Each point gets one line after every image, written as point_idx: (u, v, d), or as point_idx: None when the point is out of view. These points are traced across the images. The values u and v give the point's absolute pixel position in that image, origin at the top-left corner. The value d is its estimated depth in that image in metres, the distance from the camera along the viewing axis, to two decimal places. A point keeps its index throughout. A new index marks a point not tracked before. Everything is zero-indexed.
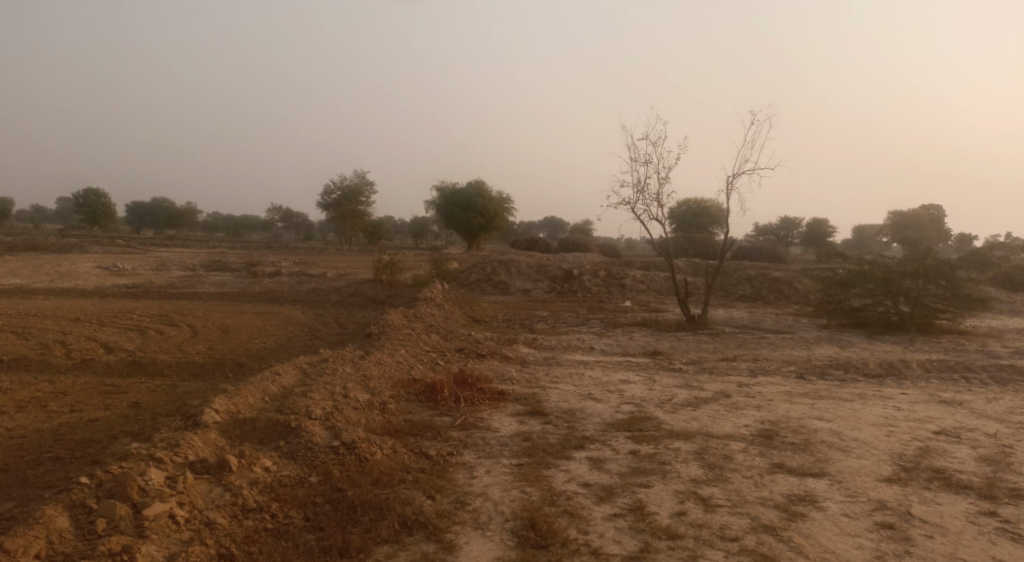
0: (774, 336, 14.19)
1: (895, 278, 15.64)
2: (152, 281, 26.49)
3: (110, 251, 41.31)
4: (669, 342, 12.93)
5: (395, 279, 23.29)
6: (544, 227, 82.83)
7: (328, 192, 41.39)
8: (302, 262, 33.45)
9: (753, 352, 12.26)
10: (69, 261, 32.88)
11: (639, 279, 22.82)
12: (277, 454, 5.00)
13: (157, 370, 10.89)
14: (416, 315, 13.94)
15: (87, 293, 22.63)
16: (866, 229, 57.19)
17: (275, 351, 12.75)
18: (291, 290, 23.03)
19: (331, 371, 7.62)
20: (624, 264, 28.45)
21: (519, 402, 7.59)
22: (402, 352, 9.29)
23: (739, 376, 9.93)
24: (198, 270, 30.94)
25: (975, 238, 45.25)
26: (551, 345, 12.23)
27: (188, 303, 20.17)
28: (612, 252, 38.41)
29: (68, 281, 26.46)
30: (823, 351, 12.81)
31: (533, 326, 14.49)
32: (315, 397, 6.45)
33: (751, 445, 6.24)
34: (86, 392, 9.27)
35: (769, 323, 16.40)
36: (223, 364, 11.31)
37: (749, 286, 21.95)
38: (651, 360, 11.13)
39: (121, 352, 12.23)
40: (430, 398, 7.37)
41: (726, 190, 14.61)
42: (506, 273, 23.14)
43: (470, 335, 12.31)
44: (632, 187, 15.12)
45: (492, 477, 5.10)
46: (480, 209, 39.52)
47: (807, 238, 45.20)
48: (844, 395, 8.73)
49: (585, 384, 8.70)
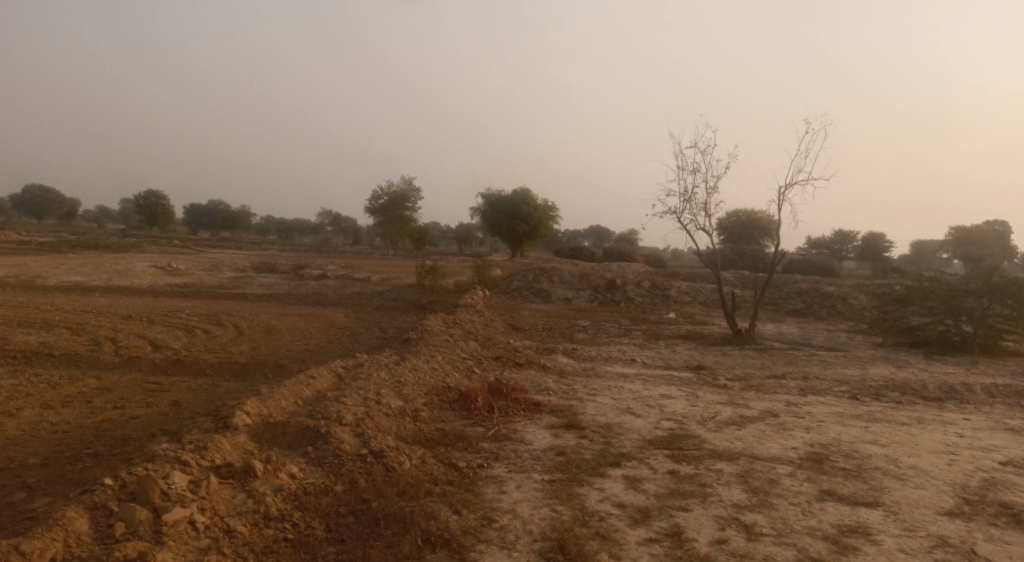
0: (826, 354, 13.62)
1: (957, 296, 14.87)
2: (203, 281, 27.15)
3: (165, 251, 42.65)
4: (713, 357, 12.52)
5: (438, 284, 23.32)
6: (589, 236, 82.23)
7: (375, 197, 41.87)
8: (348, 266, 33.88)
9: (803, 369, 11.76)
10: (126, 260, 34.01)
11: (685, 290, 22.32)
12: (305, 460, 4.91)
13: (200, 369, 11.03)
14: (455, 321, 13.86)
15: (141, 292, 23.30)
16: (925, 244, 55.01)
17: (315, 354, 12.82)
18: (335, 293, 23.28)
19: (365, 376, 7.54)
20: (670, 275, 27.93)
21: (555, 415, 7.38)
22: (438, 359, 9.19)
23: (787, 395, 9.50)
24: (247, 272, 31.62)
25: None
26: (591, 356, 11.96)
27: (235, 304, 20.56)
28: (658, 262, 37.81)
29: (124, 279, 27.33)
30: (878, 370, 12.21)
31: (574, 336, 14.25)
32: (347, 402, 6.37)
33: (798, 470, 5.89)
34: (130, 389, 9.43)
35: (821, 340, 15.78)
36: (263, 366, 11.41)
37: (800, 301, 21.23)
38: (695, 375, 10.76)
39: (166, 351, 12.47)
40: (464, 407, 7.23)
41: (777, 201, 14.14)
42: (549, 282, 22.94)
43: (508, 344, 12.14)
44: (679, 196, 14.77)
45: (523, 494, 4.91)
46: (525, 216, 39.42)
47: (862, 253, 43.70)
48: (900, 418, 8.24)
49: (624, 398, 8.43)
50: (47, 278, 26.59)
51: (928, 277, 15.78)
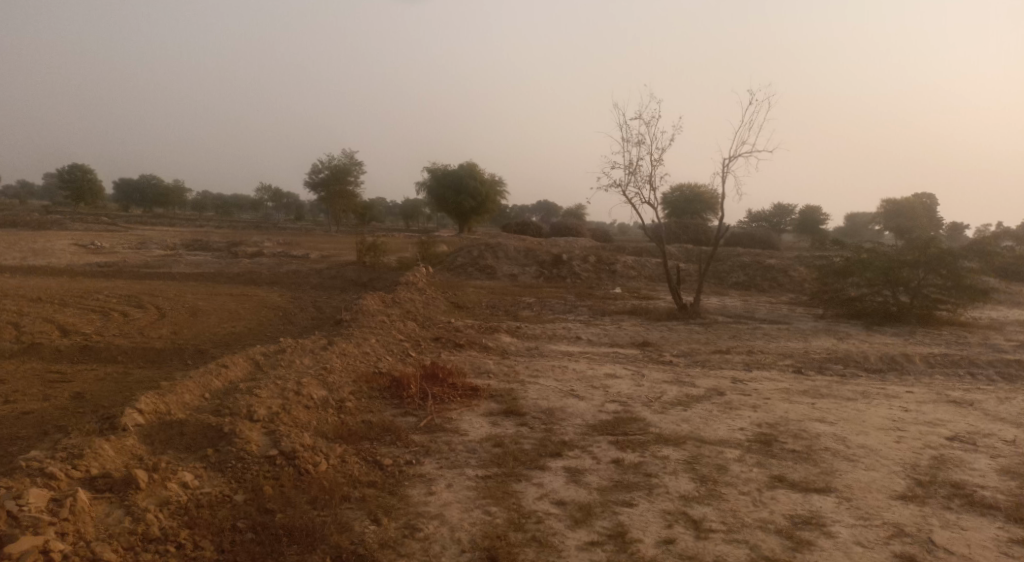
0: (769, 327, 13.56)
1: (894, 267, 15.03)
2: (128, 260, 25.60)
3: (91, 228, 40.40)
4: (659, 332, 12.28)
5: (379, 261, 22.51)
6: (537, 211, 81.98)
7: (316, 170, 40.37)
8: (286, 243, 32.61)
9: (747, 344, 11.61)
10: (44, 238, 31.86)
11: (630, 264, 22.13)
12: (203, 466, 4.31)
13: (111, 356, 10.13)
14: (394, 300, 13.24)
15: (58, 272, 21.75)
16: (858, 218, 56.67)
17: (243, 337, 12.00)
18: (271, 271, 22.24)
19: (286, 363, 6.90)
20: (616, 249, 27.79)
21: (494, 400, 6.92)
22: (371, 342, 8.58)
23: (732, 371, 9.28)
24: (178, 250, 30.03)
25: (968, 228, 44.79)
26: (534, 334, 11.53)
27: (161, 284, 19.36)
28: (604, 237, 37.69)
29: (41, 258, 25.58)
30: (821, 343, 12.17)
31: (518, 314, 13.81)
32: (262, 395, 5.75)
33: (747, 453, 5.58)
34: (27, 381, 8.52)
35: (764, 312, 15.78)
36: (183, 351, 10.56)
37: (743, 274, 21.32)
38: (640, 352, 10.45)
39: (76, 336, 11.45)
40: (395, 395, 6.69)
41: (722, 173, 13.91)
42: (493, 257, 22.43)
43: (448, 323, 11.60)
44: (624, 168, 14.41)
45: (453, 494, 4.42)
46: (472, 191, 38.67)
47: (800, 226, 44.66)
48: (846, 393, 8.08)
49: (567, 379, 8.03)
50: None
51: (867, 249, 15.93)
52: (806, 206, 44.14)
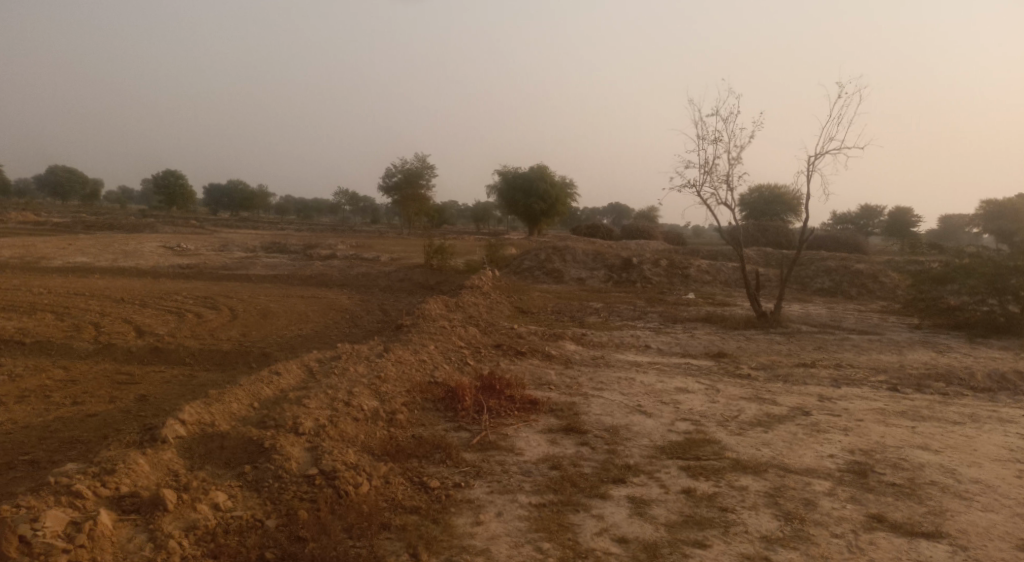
0: (858, 338, 12.54)
1: (1002, 273, 13.67)
2: (208, 262, 26.52)
3: (179, 231, 42.26)
4: (735, 342, 11.51)
5: (446, 264, 22.41)
6: (608, 213, 80.90)
7: (389, 174, 40.97)
8: (358, 245, 33.14)
9: (834, 356, 10.71)
10: (134, 240, 33.53)
11: (704, 269, 21.20)
12: (240, 485, 4.07)
13: (180, 358, 10.25)
14: (457, 304, 12.99)
15: (143, 273, 22.69)
16: (954, 219, 53.00)
17: (308, 340, 12.00)
18: (341, 274, 22.50)
19: (339, 371, 6.67)
20: (690, 252, 26.81)
21: (554, 415, 6.47)
22: (429, 349, 8.29)
23: (818, 388, 8.49)
24: (256, 252, 30.96)
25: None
26: (601, 342, 11.00)
27: (236, 286, 19.85)
28: (678, 239, 36.56)
29: (131, 260, 26.86)
30: (917, 357, 11.12)
31: (584, 320, 13.31)
32: (311, 405, 5.51)
33: (839, 486, 4.93)
34: (97, 382, 8.66)
35: (852, 321, 14.68)
36: (248, 354, 10.60)
37: (828, 280, 20.03)
38: (715, 364, 9.76)
39: (150, 337, 11.71)
40: (449, 407, 6.35)
41: (807, 172, 12.97)
42: (561, 261, 21.96)
43: (511, 329, 11.23)
44: (699, 167, 13.69)
45: (502, 525, 4.00)
46: (542, 194, 38.31)
47: (888, 228, 42.05)
48: (953, 415, 7.19)
49: (634, 393, 7.49)
50: (52, 260, 26.09)
51: (970, 254, 14.57)
52: (895, 207, 41.52)
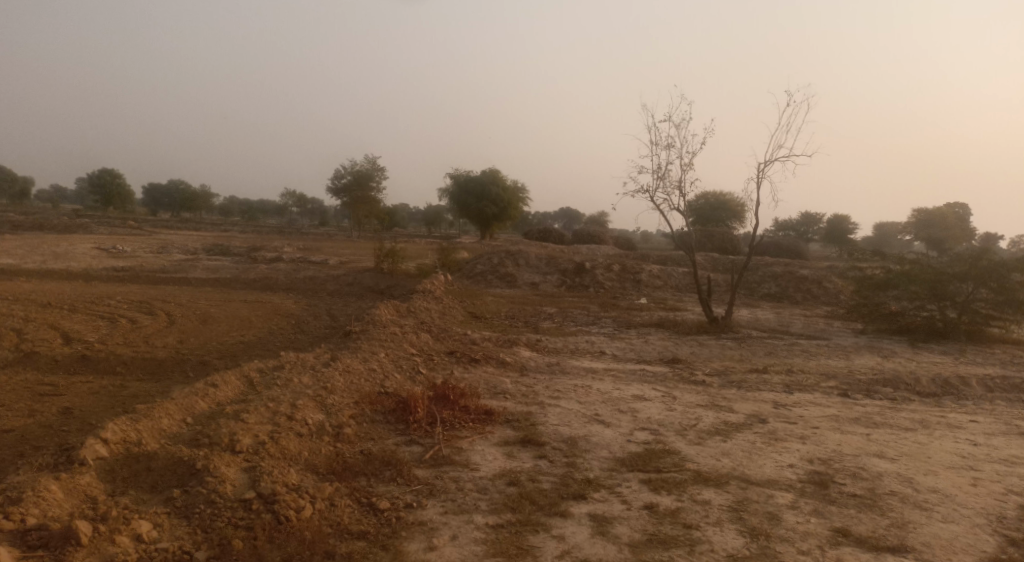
0: (807, 343, 12.70)
1: (941, 280, 14.08)
2: (146, 264, 25.37)
3: (115, 232, 40.51)
4: (689, 348, 11.50)
5: (397, 268, 21.96)
6: (559, 218, 81.28)
7: (338, 176, 40.14)
8: (306, 248, 32.33)
9: (785, 362, 10.79)
10: (67, 241, 31.93)
11: (656, 274, 21.34)
12: (167, 511, 3.69)
13: (110, 367, 9.62)
14: (409, 310, 12.64)
15: (75, 276, 21.53)
16: (888, 227, 55.12)
17: (251, 348, 11.46)
18: (287, 277, 21.81)
19: (282, 382, 6.27)
20: (641, 257, 27.03)
21: (510, 426, 6.23)
22: (378, 357, 7.94)
23: (772, 394, 8.48)
24: (198, 254, 29.84)
25: (1002, 238, 43.29)
26: (555, 348, 10.82)
27: (175, 290, 18.98)
28: (628, 244, 36.85)
29: (62, 262, 25.50)
30: (864, 362, 11.30)
31: (538, 326, 13.13)
32: (250, 420, 5.14)
33: (802, 498, 4.83)
34: (16, 394, 8.01)
35: (799, 327, 14.92)
36: (185, 362, 10.03)
37: (775, 285, 20.39)
38: (670, 370, 9.69)
39: (78, 345, 11.00)
40: (400, 419, 6.04)
41: (757, 179, 13.11)
42: (514, 265, 21.78)
43: (464, 335, 10.95)
44: (651, 173, 13.70)
45: (457, 550, 3.74)
46: (494, 198, 38.13)
47: (827, 235, 43.37)
48: (905, 421, 7.24)
49: (591, 402, 7.31)
50: None
51: (910, 260, 15.00)
52: (834, 214, 42.84)
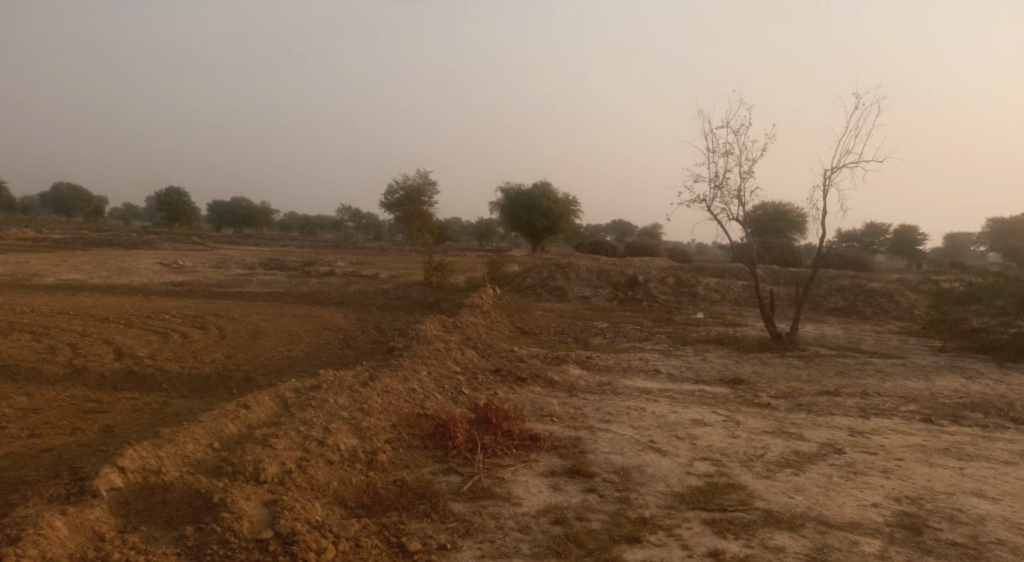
0: (881, 362, 11.78)
1: None
2: (203, 279, 25.85)
3: (178, 247, 41.79)
4: (751, 367, 10.78)
5: (446, 282, 21.75)
6: (611, 231, 80.38)
7: (391, 191, 40.49)
8: (358, 262, 32.56)
9: (858, 383, 9.97)
10: (132, 257, 32.94)
11: (713, 287, 20.50)
12: (176, 553, 3.37)
13: (156, 383, 9.54)
14: (455, 325, 12.30)
15: (135, 291, 22.06)
16: (959, 238, 52.33)
17: (296, 363, 11.30)
18: (338, 292, 21.85)
19: (317, 403, 5.96)
20: (697, 269, 26.15)
21: (558, 454, 5.75)
22: (420, 376, 7.58)
23: (846, 419, 7.76)
24: (255, 269, 30.34)
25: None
26: (607, 366, 10.27)
27: (228, 304, 19.17)
28: (683, 257, 35.86)
29: (125, 277, 26.21)
30: (946, 383, 10.35)
31: (589, 341, 12.61)
32: (278, 446, 4.82)
33: (893, 547, 4.20)
34: (60, 411, 7.94)
35: (871, 344, 13.95)
36: (229, 379, 9.89)
37: (841, 299, 19.30)
38: (731, 391, 9.02)
39: (128, 360, 11.02)
40: (438, 444, 5.65)
41: (823, 187, 12.32)
42: (564, 278, 21.30)
43: (512, 352, 10.52)
44: (709, 182, 13.06)
45: None
46: (545, 210, 37.74)
47: (894, 247, 41.35)
48: (1003, 454, 6.45)
49: (646, 427, 6.76)
50: (44, 277, 25.46)
51: (993, 273, 13.88)
52: (901, 225, 40.85)
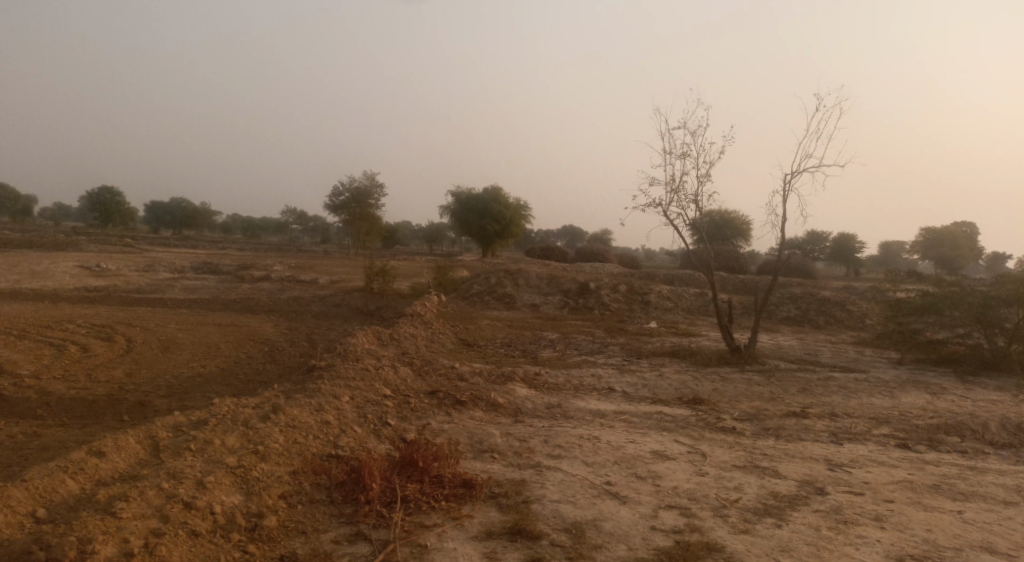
0: (842, 377, 11.14)
1: (990, 305, 12.53)
2: (123, 284, 23.82)
3: (105, 249, 39.12)
4: (711, 383, 9.98)
5: (388, 287, 20.50)
6: (561, 236, 79.90)
7: (336, 193, 38.89)
8: (298, 266, 30.96)
9: (824, 402, 9.25)
10: (50, 259, 30.41)
11: (665, 295, 19.84)
12: None
13: (30, 410, 8.09)
14: (391, 337, 11.17)
15: (43, 297, 20.04)
16: (893, 245, 53.69)
17: (207, 383, 9.94)
18: (271, 298, 20.35)
19: (198, 446, 4.80)
20: (648, 276, 25.58)
21: (496, 505, 4.72)
22: (338, 404, 6.44)
23: (821, 448, 6.97)
24: (185, 273, 28.39)
25: (1008, 259, 42.64)
26: (557, 384, 9.31)
27: (146, 312, 17.49)
28: (632, 263, 35.36)
29: (36, 282, 24.01)
30: (912, 401, 9.74)
31: (537, 355, 11.64)
32: (123, 515, 3.65)
33: None
34: None
35: (830, 355, 13.39)
36: (121, 403, 8.50)
37: (794, 307, 18.85)
38: (692, 413, 8.17)
39: (6, 380, 9.49)
40: (348, 497, 4.55)
41: (783, 191, 11.67)
42: (513, 285, 20.34)
43: (451, 369, 9.44)
44: (664, 185, 12.32)
45: None
46: (495, 215, 36.78)
47: (833, 253, 41.90)
48: (999, 490, 5.73)
49: (602, 464, 5.78)
50: None
51: (948, 282, 13.52)
52: (841, 232, 41.45)
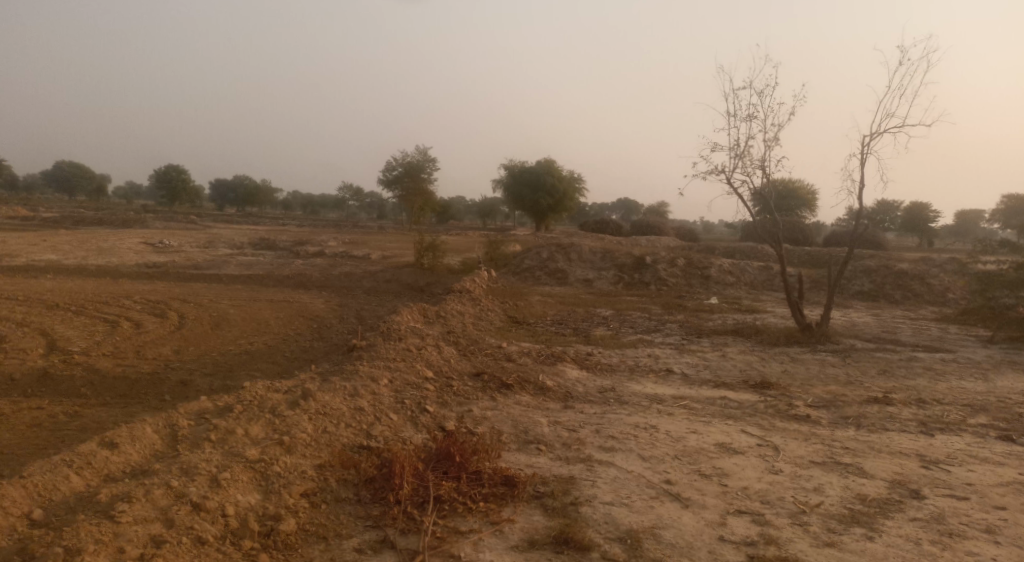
0: (927, 358, 10.17)
1: None
2: (182, 260, 24.20)
3: (169, 226, 40.18)
4: (780, 365, 9.21)
5: (438, 263, 20.16)
6: (616, 208, 78.38)
7: (389, 168, 38.77)
8: (351, 241, 30.97)
9: (909, 386, 8.37)
10: (117, 236, 31.25)
11: (727, 269, 18.86)
12: None
13: (73, 389, 7.98)
14: (437, 314, 10.75)
15: (105, 273, 20.47)
16: (969, 215, 50.43)
17: (251, 361, 9.73)
18: (322, 274, 20.27)
19: (218, 436, 4.44)
20: (707, 249, 24.50)
21: (541, 508, 4.21)
22: (375, 389, 6.02)
23: (910, 440, 6.19)
24: (243, 249, 28.77)
25: None
26: (611, 365, 8.72)
27: (201, 288, 17.62)
28: (690, 236, 34.11)
29: (102, 258, 24.67)
30: (1010, 385, 8.76)
31: (590, 333, 11.05)
32: (122, 519, 3.29)
33: None
34: None
35: (910, 334, 12.34)
36: (163, 382, 8.32)
37: (868, 282, 17.61)
38: (760, 399, 7.45)
39: (56, 357, 9.47)
40: (376, 496, 4.11)
41: (861, 155, 10.63)
42: (565, 260, 19.71)
43: (499, 349, 8.95)
44: (728, 150, 11.43)
45: None
46: (548, 188, 35.99)
47: (904, 224, 39.53)
48: None
49: (661, 459, 5.20)
50: (17, 257, 23.97)
51: None
52: (912, 202, 39.08)
